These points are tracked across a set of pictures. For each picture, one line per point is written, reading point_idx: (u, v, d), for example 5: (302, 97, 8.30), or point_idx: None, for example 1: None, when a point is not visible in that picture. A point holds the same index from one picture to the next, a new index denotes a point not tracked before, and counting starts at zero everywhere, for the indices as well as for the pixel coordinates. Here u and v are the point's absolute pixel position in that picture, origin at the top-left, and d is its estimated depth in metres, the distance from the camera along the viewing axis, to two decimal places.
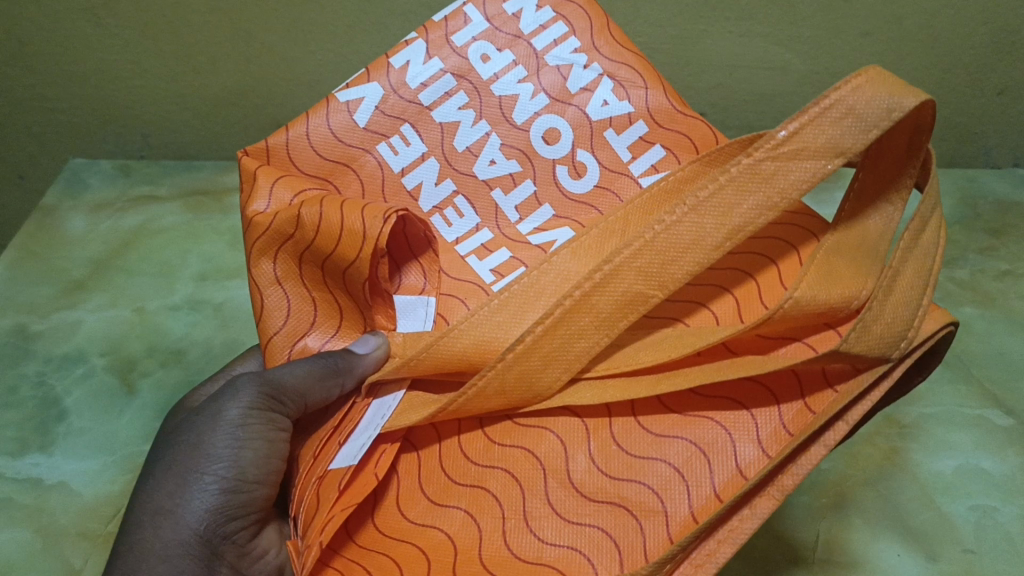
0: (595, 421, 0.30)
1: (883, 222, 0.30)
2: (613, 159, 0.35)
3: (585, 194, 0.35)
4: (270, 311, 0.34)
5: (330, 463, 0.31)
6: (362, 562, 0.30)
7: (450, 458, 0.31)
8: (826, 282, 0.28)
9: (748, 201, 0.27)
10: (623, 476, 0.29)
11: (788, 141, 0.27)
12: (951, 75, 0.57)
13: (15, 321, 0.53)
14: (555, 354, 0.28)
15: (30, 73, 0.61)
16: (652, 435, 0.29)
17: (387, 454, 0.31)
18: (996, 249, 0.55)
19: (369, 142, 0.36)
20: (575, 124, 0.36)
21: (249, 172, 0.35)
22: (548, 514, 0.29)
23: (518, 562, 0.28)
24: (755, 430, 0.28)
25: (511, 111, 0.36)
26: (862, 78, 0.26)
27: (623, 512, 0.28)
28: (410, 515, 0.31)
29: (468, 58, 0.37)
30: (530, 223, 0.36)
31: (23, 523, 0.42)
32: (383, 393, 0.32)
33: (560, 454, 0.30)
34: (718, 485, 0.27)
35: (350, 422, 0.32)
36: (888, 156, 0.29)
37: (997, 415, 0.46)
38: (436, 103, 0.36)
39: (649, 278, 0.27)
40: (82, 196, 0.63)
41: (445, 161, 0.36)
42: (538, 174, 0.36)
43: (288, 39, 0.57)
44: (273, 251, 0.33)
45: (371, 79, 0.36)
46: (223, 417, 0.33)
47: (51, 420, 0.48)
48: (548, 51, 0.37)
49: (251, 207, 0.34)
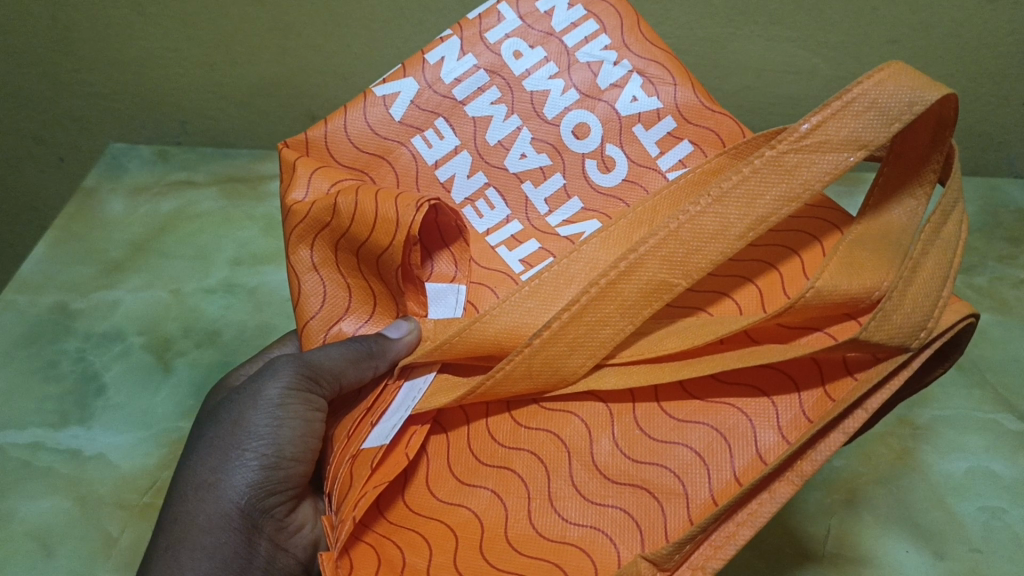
0: (619, 406, 0.31)
1: (907, 215, 0.30)
2: (641, 145, 0.36)
3: (614, 180, 0.36)
4: (307, 295, 0.35)
5: (361, 443, 0.32)
6: (391, 538, 0.31)
7: (477, 439, 0.33)
8: (847, 273, 0.28)
9: (772, 193, 0.28)
10: (645, 459, 0.30)
11: (811, 134, 0.27)
12: (975, 84, 0.58)
13: (55, 298, 0.55)
14: (580, 340, 0.29)
15: (74, 59, 0.63)
16: (675, 421, 0.30)
17: (418, 435, 0.32)
18: (1015, 258, 0.57)
19: (404, 135, 0.38)
20: (604, 119, 0.37)
21: (289, 163, 0.37)
22: (571, 495, 0.30)
23: (542, 540, 0.30)
24: (775, 417, 0.28)
25: (542, 106, 0.37)
26: (884, 73, 0.27)
27: (644, 494, 0.29)
28: (440, 494, 0.32)
29: (501, 54, 0.38)
30: (559, 215, 0.37)
31: (62, 493, 0.44)
32: (414, 376, 0.33)
33: (584, 436, 0.31)
34: (738, 469, 0.28)
35: (381, 404, 0.33)
36: (911, 149, 0.30)
37: (1011, 420, 0.47)
38: (469, 98, 0.38)
39: (674, 267, 0.28)
40: (121, 180, 0.65)
41: (477, 154, 0.37)
42: (568, 168, 0.37)
43: (323, 32, 0.59)
44: (310, 239, 0.35)
45: (407, 74, 0.38)
46: (262, 397, 0.34)
47: (89, 394, 0.49)
48: (579, 48, 0.38)
49: (289, 196, 0.36)
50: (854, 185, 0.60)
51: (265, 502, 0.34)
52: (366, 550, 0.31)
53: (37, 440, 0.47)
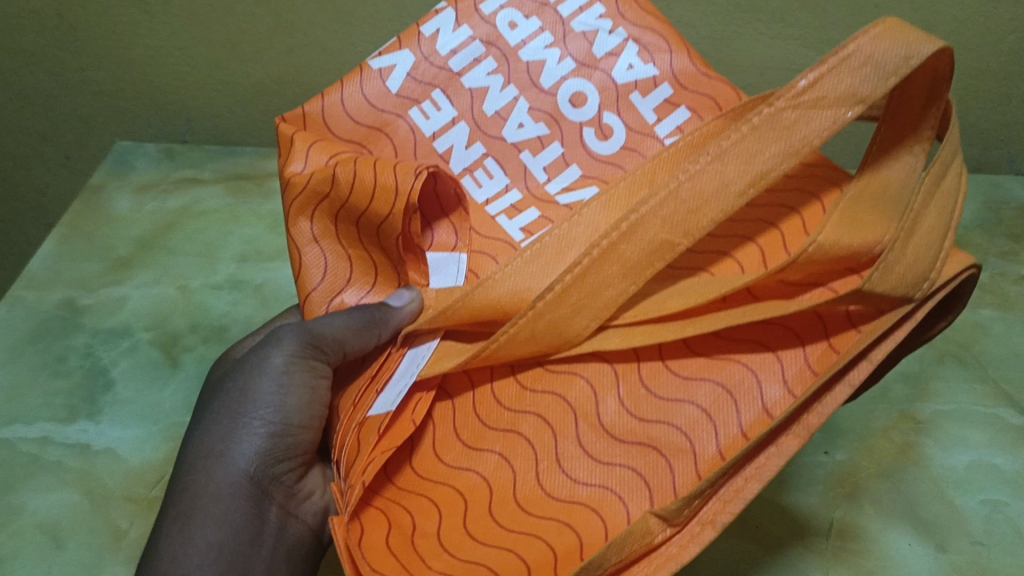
0: (624, 366, 0.32)
1: (905, 172, 0.30)
2: (638, 112, 0.37)
3: (613, 149, 0.37)
4: (308, 268, 0.35)
5: (367, 411, 0.32)
6: (401, 503, 0.31)
7: (483, 405, 0.33)
8: (848, 228, 0.28)
9: (770, 150, 0.28)
10: (652, 418, 0.30)
11: (808, 91, 0.27)
12: (977, 81, 0.59)
13: (63, 295, 0.55)
14: (583, 303, 0.29)
15: (81, 57, 0.64)
16: (680, 378, 0.30)
17: (422, 402, 0.32)
18: (1017, 254, 0.57)
19: (401, 107, 0.38)
20: (602, 87, 0.37)
21: (287, 137, 0.37)
22: (578, 454, 0.30)
23: (551, 500, 0.30)
24: (780, 371, 0.29)
25: (539, 76, 0.38)
26: (879, 28, 0.27)
27: (652, 452, 0.29)
28: (444, 462, 0.32)
29: (496, 25, 0.38)
30: (557, 183, 0.37)
31: (71, 486, 0.44)
32: (418, 343, 0.33)
33: (591, 397, 0.31)
34: (744, 424, 0.29)
35: (385, 372, 0.33)
36: (908, 106, 0.30)
37: (1011, 415, 0.47)
38: (465, 69, 0.38)
39: (675, 228, 0.28)
40: (128, 177, 0.65)
41: (475, 125, 0.38)
42: (566, 137, 0.37)
43: (330, 32, 0.60)
44: (310, 211, 0.35)
45: (402, 47, 0.38)
46: (267, 365, 0.34)
47: (98, 389, 0.49)
48: (573, 18, 0.38)
49: (289, 169, 0.36)
50: None
51: (273, 469, 0.34)
52: (377, 515, 0.30)
53: (46, 434, 0.47)
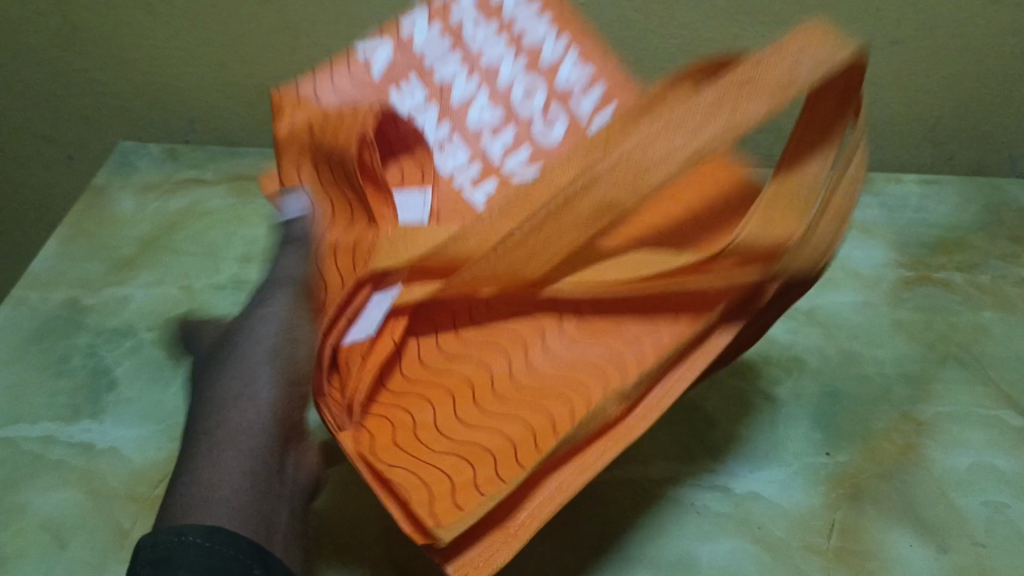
0: (544, 319, 0.37)
1: (819, 168, 0.32)
2: (571, 113, 0.46)
3: (552, 137, 0.46)
4: (284, 203, 0.40)
5: (346, 340, 0.36)
6: (384, 420, 0.34)
7: (443, 344, 0.38)
8: (766, 219, 0.32)
9: (716, 124, 0.28)
10: (567, 362, 0.37)
11: (748, 72, 0.29)
12: (979, 84, 0.63)
13: (66, 294, 0.56)
14: (536, 250, 0.32)
15: (86, 58, 0.65)
16: (579, 326, 0.37)
17: (398, 327, 0.37)
18: (1018, 256, 0.58)
19: (381, 88, 0.45)
20: (547, 102, 0.46)
21: (276, 103, 0.42)
22: (516, 397, 0.35)
23: (503, 441, 0.33)
24: (661, 335, 0.35)
25: (494, 77, 0.47)
26: (803, 40, 0.29)
27: (562, 395, 0.35)
28: (430, 366, 0.37)
29: (462, 28, 0.47)
30: (494, 185, 0.45)
31: (74, 485, 0.44)
32: (386, 284, 0.37)
33: (523, 345, 0.38)
34: (633, 354, 0.35)
35: (355, 305, 0.36)
36: (823, 109, 0.32)
37: (1013, 417, 0.47)
38: (435, 64, 0.46)
39: (626, 188, 0.30)
40: (131, 177, 0.65)
41: (442, 110, 0.46)
42: (515, 133, 0.46)
43: (342, 35, 0.62)
44: (297, 164, 0.41)
45: (384, 38, 0.46)
46: (268, 321, 0.34)
47: (101, 389, 0.50)
48: (527, 35, 0.47)
49: (279, 125, 0.42)
50: (857, 230, 0.61)
51: (292, 418, 0.33)
52: (378, 420, 0.34)
53: (49, 434, 0.47)
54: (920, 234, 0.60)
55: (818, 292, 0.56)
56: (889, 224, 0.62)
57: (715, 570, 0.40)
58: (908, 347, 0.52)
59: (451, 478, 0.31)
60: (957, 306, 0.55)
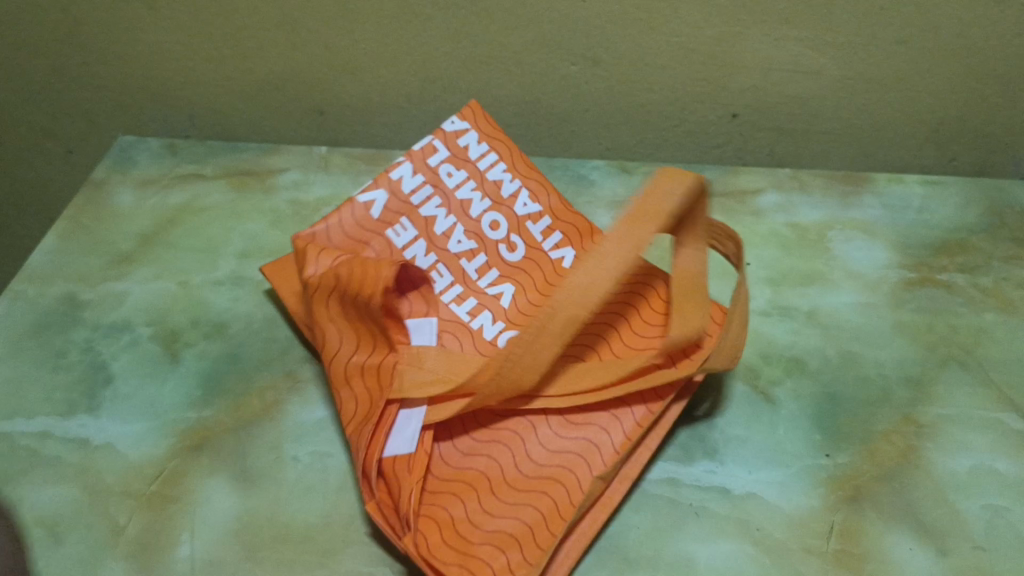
0: (536, 418, 0.44)
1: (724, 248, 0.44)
2: (536, 245, 0.53)
3: (517, 261, 0.53)
4: (327, 341, 0.45)
5: (384, 453, 0.41)
6: (434, 507, 0.41)
7: (461, 444, 0.44)
8: (683, 322, 0.43)
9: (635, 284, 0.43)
10: (557, 458, 0.42)
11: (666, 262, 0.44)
12: (982, 85, 0.62)
13: (64, 289, 0.55)
14: (528, 372, 0.41)
15: (85, 52, 0.64)
16: (571, 421, 0.44)
17: (427, 441, 0.42)
18: (1020, 258, 0.58)
19: (379, 229, 0.52)
20: (510, 219, 0.54)
21: (303, 252, 0.48)
22: (527, 493, 0.41)
23: (530, 528, 0.40)
24: (632, 415, 0.43)
25: (467, 207, 0.54)
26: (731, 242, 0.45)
27: (558, 485, 0.41)
28: (453, 464, 0.43)
29: (437, 173, 0.54)
30: (482, 317, 0.50)
31: (69, 481, 0.44)
32: (410, 406, 0.43)
33: (520, 440, 0.43)
34: (615, 440, 0.43)
35: (388, 419, 0.42)
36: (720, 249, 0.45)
37: (1014, 419, 0.47)
38: (422, 204, 0.53)
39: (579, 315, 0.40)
40: (130, 172, 0.65)
41: (430, 241, 0.53)
42: (488, 253, 0.53)
43: (334, 29, 0.61)
44: (326, 299, 0.46)
45: (378, 187, 0.53)
46: None
47: (98, 384, 0.49)
48: (488, 171, 0.55)
49: (306, 273, 0.48)
50: (856, 228, 0.61)
51: None
52: (427, 518, 0.40)
53: (45, 429, 0.47)
54: (921, 236, 0.60)
55: (819, 292, 0.56)
56: (890, 225, 0.61)
57: (713, 573, 0.40)
58: (908, 348, 0.52)
59: (489, 566, 0.38)
60: (958, 307, 0.55)
